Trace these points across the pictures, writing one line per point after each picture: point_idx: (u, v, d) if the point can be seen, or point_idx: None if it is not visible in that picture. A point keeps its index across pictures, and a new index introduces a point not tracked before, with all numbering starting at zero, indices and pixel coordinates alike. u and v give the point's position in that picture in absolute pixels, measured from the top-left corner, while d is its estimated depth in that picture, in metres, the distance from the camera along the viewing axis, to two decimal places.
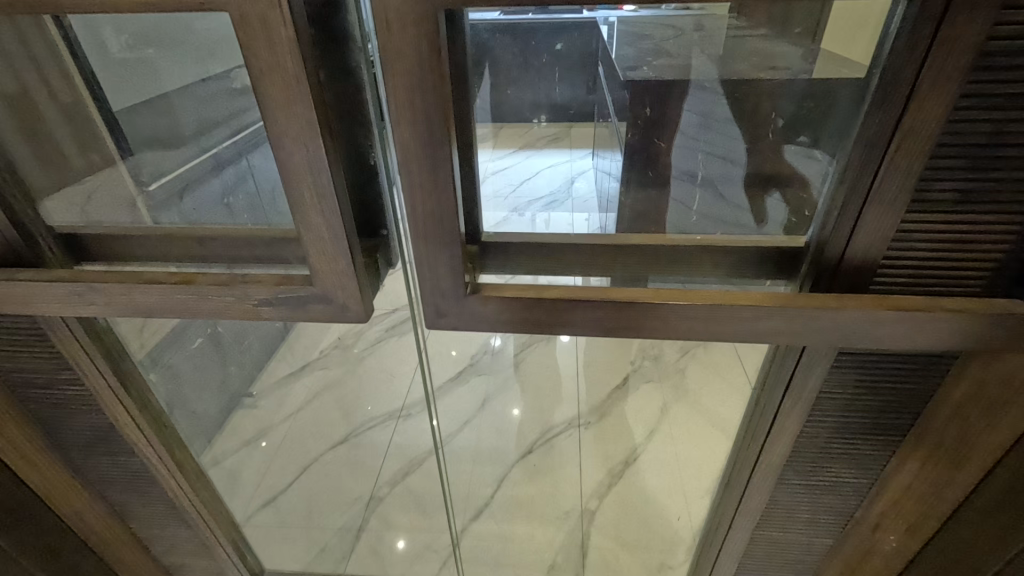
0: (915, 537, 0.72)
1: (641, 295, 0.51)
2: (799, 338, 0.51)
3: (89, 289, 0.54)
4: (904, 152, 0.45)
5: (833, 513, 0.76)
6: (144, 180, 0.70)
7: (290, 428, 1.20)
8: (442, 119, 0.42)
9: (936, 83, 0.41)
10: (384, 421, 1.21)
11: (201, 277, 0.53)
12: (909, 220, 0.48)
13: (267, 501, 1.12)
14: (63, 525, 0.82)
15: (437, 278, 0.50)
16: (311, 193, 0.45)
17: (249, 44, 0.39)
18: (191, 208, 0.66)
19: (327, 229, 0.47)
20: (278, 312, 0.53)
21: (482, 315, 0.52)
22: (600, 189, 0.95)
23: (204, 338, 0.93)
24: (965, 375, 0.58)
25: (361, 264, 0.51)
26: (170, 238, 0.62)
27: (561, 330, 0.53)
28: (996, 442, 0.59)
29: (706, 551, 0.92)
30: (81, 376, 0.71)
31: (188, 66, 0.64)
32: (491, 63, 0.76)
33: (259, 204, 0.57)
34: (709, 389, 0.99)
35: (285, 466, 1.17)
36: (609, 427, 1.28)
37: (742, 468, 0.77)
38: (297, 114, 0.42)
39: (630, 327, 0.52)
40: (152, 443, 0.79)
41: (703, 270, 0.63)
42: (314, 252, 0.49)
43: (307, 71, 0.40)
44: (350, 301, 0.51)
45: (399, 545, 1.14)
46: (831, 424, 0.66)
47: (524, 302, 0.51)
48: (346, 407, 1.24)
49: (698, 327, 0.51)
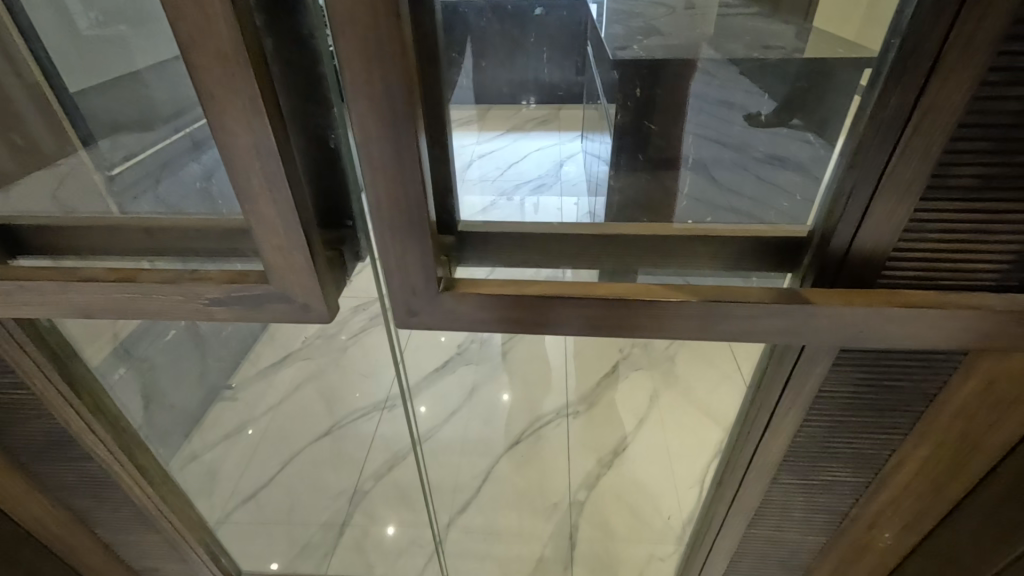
0: (911, 533, 0.73)
1: (641, 293, 0.48)
2: (784, 334, 0.49)
3: (21, 288, 0.50)
4: (923, 131, 0.42)
5: (824, 509, 0.75)
6: (112, 164, 0.65)
7: (271, 421, 1.19)
8: (409, 101, 0.39)
9: (962, 56, 0.38)
10: (370, 413, 1.19)
11: (143, 274, 0.49)
12: (922, 207, 0.46)
13: (246, 499, 1.09)
14: (21, 531, 0.78)
15: (412, 277, 0.47)
16: (260, 181, 0.42)
17: (178, 12, 0.35)
18: (155, 191, 0.61)
19: (280, 221, 0.43)
20: (231, 311, 0.49)
21: (458, 313, 0.49)
22: (589, 173, 0.90)
23: (180, 330, 0.88)
24: (972, 374, 0.56)
25: (322, 260, 0.47)
26: (113, 230, 0.57)
27: (541, 329, 0.50)
28: (1002, 439, 0.60)
29: (696, 544, 0.92)
30: (26, 379, 0.67)
31: (139, 50, 0.59)
32: (475, 39, 0.73)
33: (210, 195, 0.51)
34: (698, 379, 0.97)
35: (265, 459, 1.15)
36: (597, 416, 1.28)
37: (734, 467, 0.75)
38: (235, 90, 0.38)
39: (615, 326, 0.49)
40: (109, 448, 0.76)
41: (697, 263, 0.60)
42: (269, 247, 0.45)
43: (246, 41, 0.36)
44: (311, 300, 0.48)
45: (390, 533, 1.11)
46: (829, 421, 0.65)
47: (504, 301, 0.48)
48: (331, 399, 1.21)
49: (684, 325, 0.49)
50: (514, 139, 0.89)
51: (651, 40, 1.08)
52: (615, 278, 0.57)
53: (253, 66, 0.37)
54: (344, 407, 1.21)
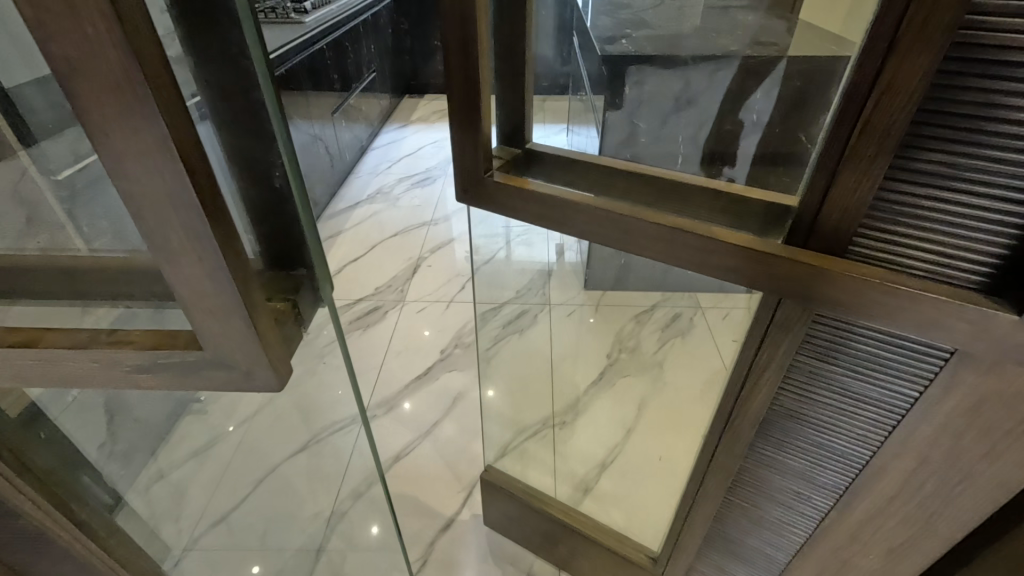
0: (898, 560, 0.67)
1: (628, 212, 0.62)
2: (732, 271, 0.57)
3: None
4: (881, 111, 0.42)
5: (807, 505, 0.72)
6: (51, 169, 0.52)
7: (249, 435, 0.96)
8: (474, 27, 0.58)
9: (920, 38, 0.39)
10: (347, 427, 0.89)
11: (49, 337, 0.47)
12: (888, 189, 0.46)
13: (218, 519, 1.06)
14: None
15: (469, 180, 0.70)
16: (178, 234, 0.37)
17: (50, 30, 0.30)
18: (88, 208, 0.48)
19: (196, 256, 0.39)
20: (159, 377, 0.48)
21: (497, 197, 0.70)
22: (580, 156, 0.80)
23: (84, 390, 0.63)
24: (956, 387, 0.52)
25: (257, 292, 0.43)
26: (25, 268, 0.52)
27: (566, 228, 0.67)
28: (998, 476, 0.54)
29: (679, 515, 0.93)
30: None
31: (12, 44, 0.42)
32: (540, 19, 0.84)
33: (110, 228, 0.45)
34: (677, 368, 1.00)
35: (246, 470, 1.04)
36: (582, 428, 1.25)
37: (714, 425, 0.77)
38: (118, 96, 0.32)
39: (607, 239, 0.64)
40: (42, 507, 0.77)
41: (688, 210, 0.65)
42: (196, 308, 0.42)
43: (140, 61, 0.31)
44: (255, 367, 0.46)
45: (375, 531, 1.03)
46: (804, 397, 0.64)
47: (533, 196, 0.67)
48: (306, 410, 0.91)
49: (660, 250, 0.60)
50: (535, 124, 0.84)
51: (638, 33, 1.23)
52: (628, 192, 0.69)
53: (141, 67, 0.31)
54: (320, 422, 0.93)
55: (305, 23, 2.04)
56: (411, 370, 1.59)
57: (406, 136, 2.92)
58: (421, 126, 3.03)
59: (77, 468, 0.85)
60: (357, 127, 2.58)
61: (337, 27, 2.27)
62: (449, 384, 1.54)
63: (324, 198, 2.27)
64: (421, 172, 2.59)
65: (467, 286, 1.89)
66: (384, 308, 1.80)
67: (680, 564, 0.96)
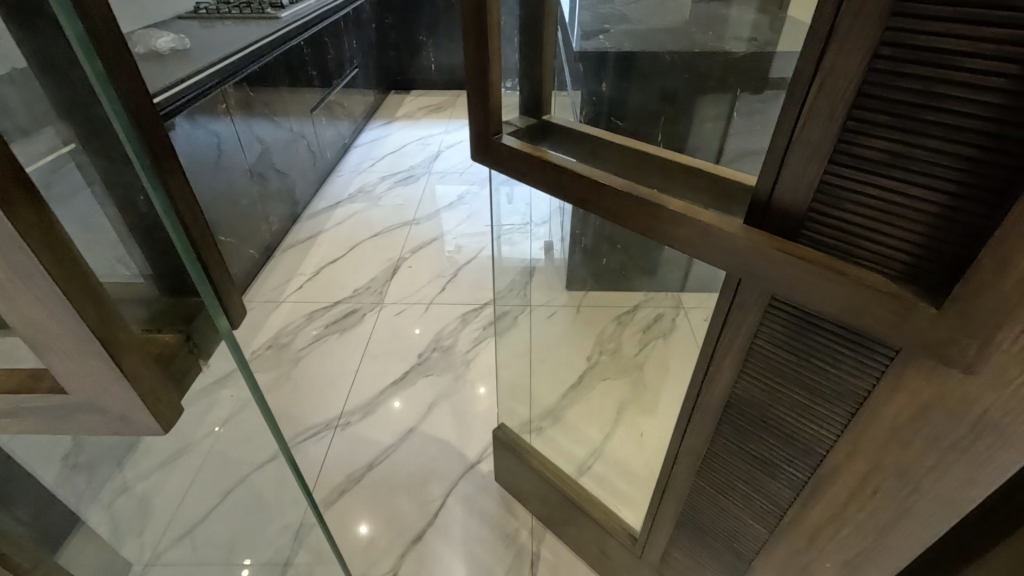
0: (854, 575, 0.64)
1: (600, 176, 0.62)
2: (690, 247, 0.55)
3: None
4: (825, 95, 0.41)
5: (766, 500, 0.69)
6: None
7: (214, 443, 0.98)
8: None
9: (859, 20, 0.37)
10: None
11: None
12: (833, 174, 0.43)
13: (182, 533, 1.03)
14: None
15: (483, 138, 0.72)
16: (9, 277, 0.35)
17: None
18: None
19: (35, 297, 0.36)
20: (36, 420, 0.45)
21: (502, 157, 0.72)
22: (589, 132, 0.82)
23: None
24: (900, 395, 0.48)
25: (123, 332, 0.41)
26: None
27: (558, 195, 0.67)
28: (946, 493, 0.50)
29: (654, 501, 0.92)
30: None
31: None
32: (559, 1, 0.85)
33: None
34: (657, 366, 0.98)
35: (209, 486, 1.06)
36: (561, 430, 1.21)
37: (687, 407, 0.76)
38: None
39: (589, 205, 0.63)
40: None
41: (683, 183, 0.64)
42: (53, 355, 0.39)
43: None
44: (129, 412, 0.43)
45: None
46: (763, 385, 0.61)
47: (529, 159, 0.68)
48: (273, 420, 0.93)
49: (631, 220, 0.59)
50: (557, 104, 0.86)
51: (617, 28, 1.19)
52: (629, 162, 0.71)
53: None
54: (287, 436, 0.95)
55: (282, 19, 2.00)
56: (389, 373, 1.56)
57: (389, 133, 2.87)
58: (406, 123, 2.99)
59: (24, 483, 0.84)
60: (339, 124, 2.54)
61: (316, 23, 2.22)
62: (426, 388, 1.52)
63: (304, 197, 2.23)
64: (404, 171, 2.53)
65: (447, 287, 1.86)
66: (361, 311, 1.77)
67: (654, 555, 0.95)
